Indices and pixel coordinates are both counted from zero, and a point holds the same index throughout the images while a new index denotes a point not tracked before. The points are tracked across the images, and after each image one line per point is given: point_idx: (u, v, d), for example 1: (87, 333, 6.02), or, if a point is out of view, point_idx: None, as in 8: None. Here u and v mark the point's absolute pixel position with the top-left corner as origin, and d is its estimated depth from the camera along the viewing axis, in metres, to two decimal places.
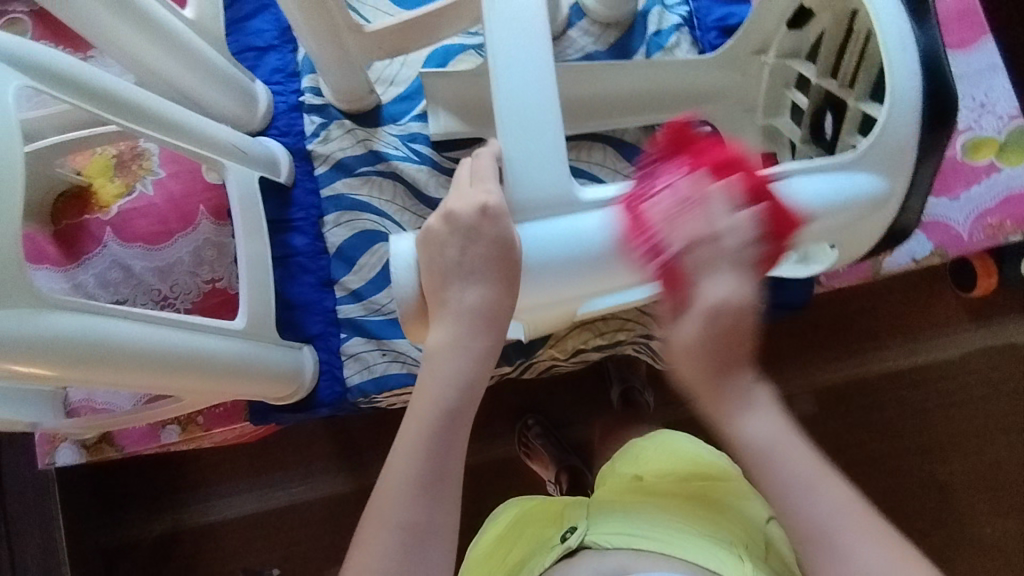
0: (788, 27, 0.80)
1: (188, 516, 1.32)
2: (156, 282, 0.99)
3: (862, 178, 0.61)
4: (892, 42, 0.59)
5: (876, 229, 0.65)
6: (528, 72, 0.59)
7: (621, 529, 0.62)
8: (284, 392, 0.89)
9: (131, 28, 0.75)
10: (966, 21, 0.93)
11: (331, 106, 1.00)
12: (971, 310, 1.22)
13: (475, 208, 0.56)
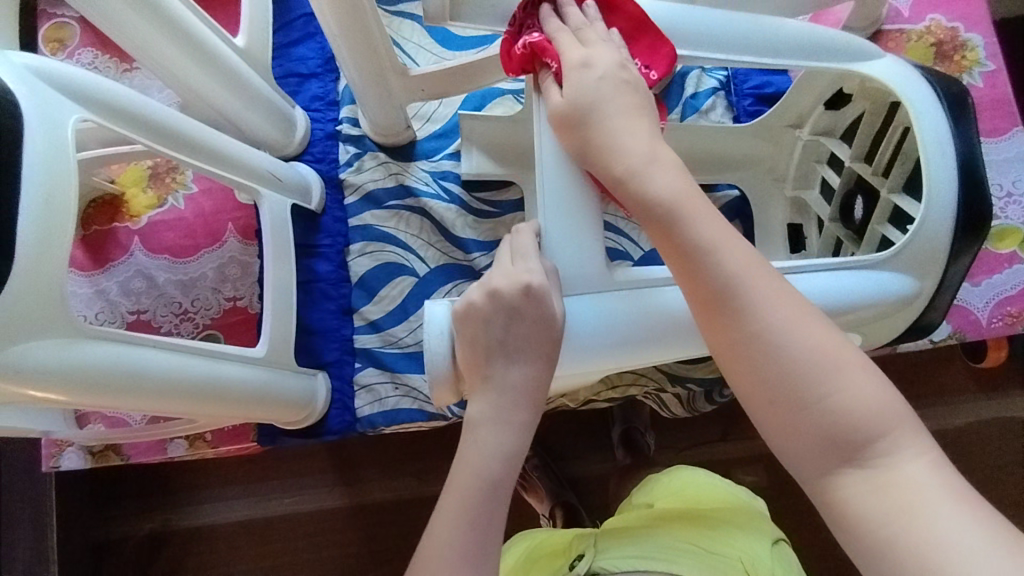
0: (824, 107, 0.82)
1: (180, 521, 1.31)
2: (178, 296, 1.00)
3: (891, 278, 0.62)
4: (932, 146, 0.60)
5: (900, 324, 0.66)
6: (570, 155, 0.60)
7: (625, 554, 0.66)
8: (294, 418, 0.89)
9: (181, 55, 0.78)
10: (999, 111, 0.94)
11: (367, 138, 1.02)
12: (980, 385, 1.23)
13: (519, 286, 0.56)
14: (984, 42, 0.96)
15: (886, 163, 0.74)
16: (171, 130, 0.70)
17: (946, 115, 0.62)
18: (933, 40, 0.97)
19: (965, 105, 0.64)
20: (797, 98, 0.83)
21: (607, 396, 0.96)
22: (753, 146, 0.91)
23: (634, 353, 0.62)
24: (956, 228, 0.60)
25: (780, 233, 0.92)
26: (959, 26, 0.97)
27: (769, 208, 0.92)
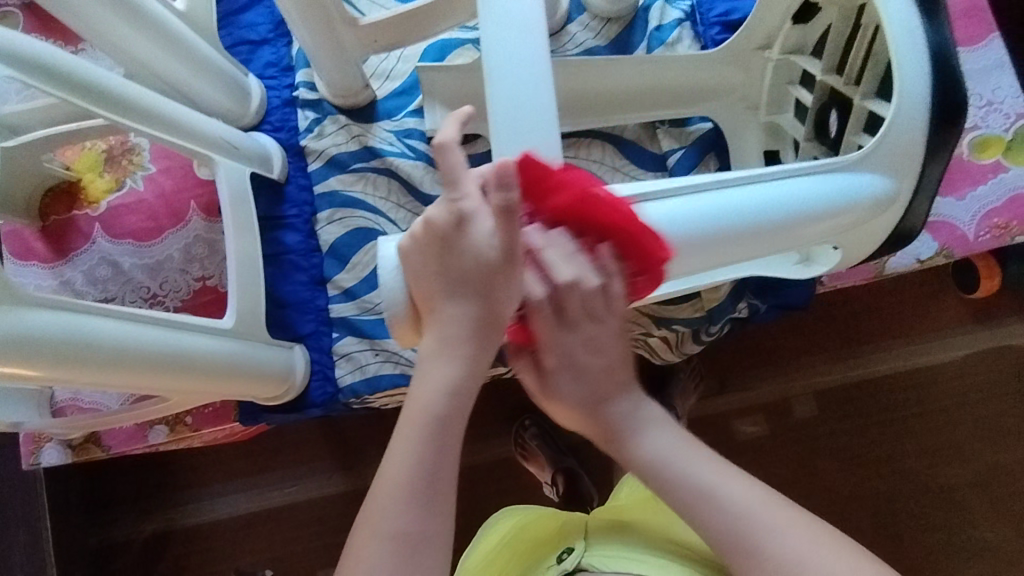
0: (793, 22, 0.79)
1: (180, 517, 1.30)
2: (146, 280, 0.97)
3: (866, 178, 0.60)
4: (899, 40, 0.57)
5: (883, 227, 0.64)
6: (522, 79, 0.58)
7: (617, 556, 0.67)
8: (274, 391, 0.87)
9: (118, 19, 0.73)
10: (973, 18, 0.91)
11: (326, 101, 0.98)
12: (975, 313, 1.20)
13: (450, 215, 0.53)
14: None
15: (857, 70, 0.71)
16: (111, 94, 0.66)
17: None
18: None
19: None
20: (763, 16, 0.79)
21: None
22: (723, 74, 0.88)
23: (635, 274, 0.58)
24: (932, 117, 0.58)
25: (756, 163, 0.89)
26: None
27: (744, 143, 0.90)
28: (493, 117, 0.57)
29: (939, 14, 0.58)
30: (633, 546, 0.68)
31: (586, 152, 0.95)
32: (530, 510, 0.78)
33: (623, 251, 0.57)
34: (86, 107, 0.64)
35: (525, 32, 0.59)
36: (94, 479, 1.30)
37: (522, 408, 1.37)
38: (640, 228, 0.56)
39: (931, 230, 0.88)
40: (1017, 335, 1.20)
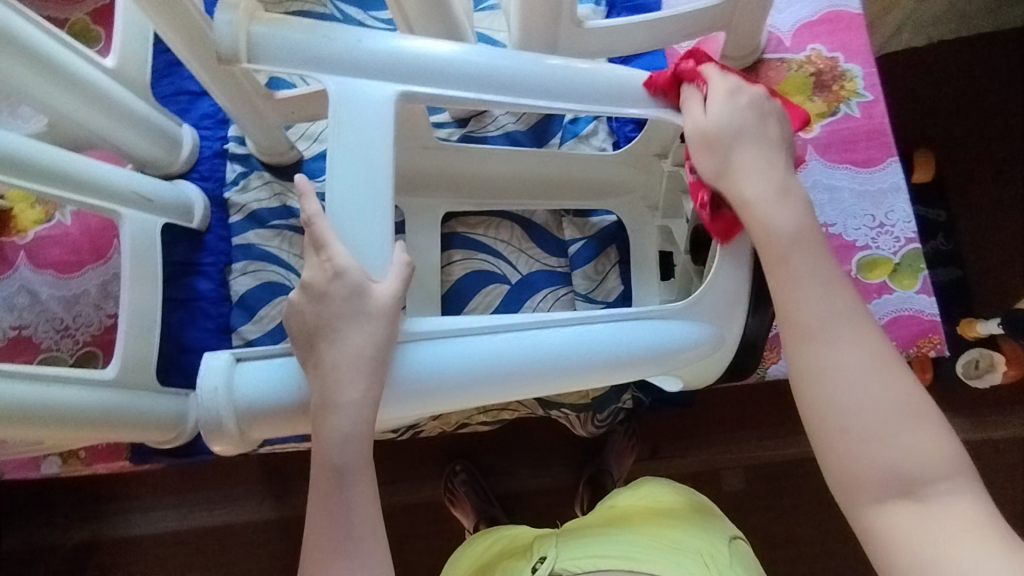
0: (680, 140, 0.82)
1: (107, 528, 1.36)
2: (61, 312, 1.00)
3: (691, 326, 0.69)
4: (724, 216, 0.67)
5: (716, 364, 0.74)
6: (363, 166, 0.61)
7: (593, 555, 0.71)
8: (162, 438, 0.90)
9: (37, 78, 0.76)
10: (874, 141, 0.95)
11: (253, 156, 1.02)
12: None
13: (325, 271, 0.59)
14: (863, 73, 0.97)
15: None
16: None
17: None
18: (813, 70, 0.98)
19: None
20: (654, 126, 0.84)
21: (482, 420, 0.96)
22: (625, 173, 0.92)
23: (468, 397, 0.64)
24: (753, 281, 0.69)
25: (653, 262, 0.92)
26: (838, 56, 0.98)
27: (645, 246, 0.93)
28: (331, 199, 0.61)
29: None
30: (611, 546, 0.72)
31: (496, 232, 0.96)
32: (497, 542, 0.85)
33: (451, 376, 0.62)
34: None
35: (369, 142, 0.62)
36: (30, 484, 1.37)
37: (454, 452, 1.39)
38: (453, 355, 0.62)
39: None
40: None
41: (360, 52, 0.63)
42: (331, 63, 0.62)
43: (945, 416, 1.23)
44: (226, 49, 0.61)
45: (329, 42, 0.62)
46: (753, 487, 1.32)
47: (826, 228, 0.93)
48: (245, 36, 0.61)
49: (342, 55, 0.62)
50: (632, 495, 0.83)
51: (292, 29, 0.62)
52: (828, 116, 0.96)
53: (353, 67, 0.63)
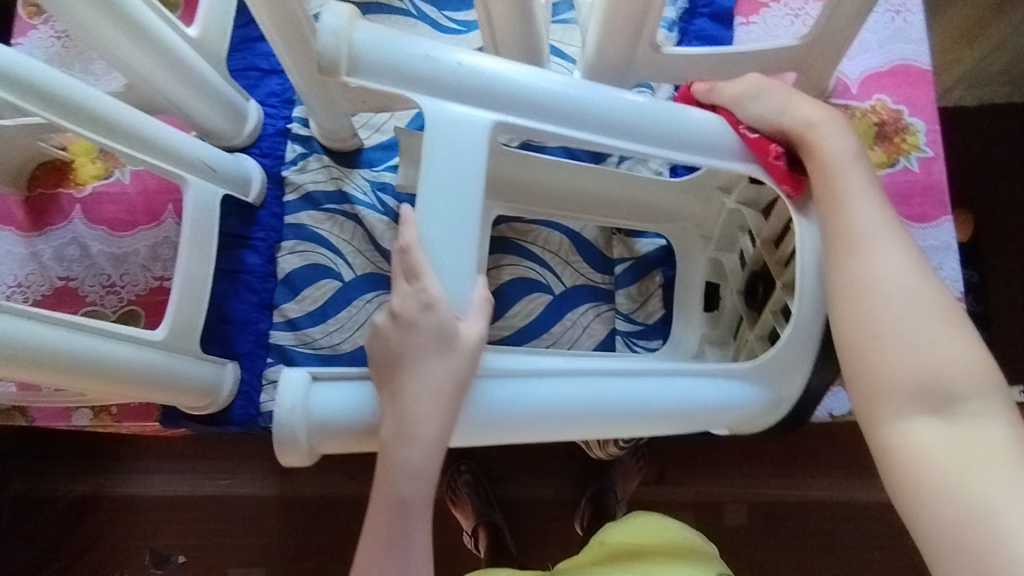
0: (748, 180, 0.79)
1: (113, 486, 1.38)
2: (108, 268, 1.02)
3: (750, 387, 0.71)
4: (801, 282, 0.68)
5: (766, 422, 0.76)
6: (455, 177, 0.64)
7: None
8: (196, 403, 0.91)
9: (123, 39, 0.78)
10: (930, 197, 0.96)
11: (315, 139, 1.03)
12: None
13: (417, 303, 0.62)
14: (926, 128, 0.98)
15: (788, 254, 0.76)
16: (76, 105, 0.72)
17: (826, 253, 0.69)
18: (876, 120, 0.98)
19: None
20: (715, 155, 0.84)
21: None
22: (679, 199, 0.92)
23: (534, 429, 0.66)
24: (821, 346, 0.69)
25: (698, 292, 0.93)
26: (903, 109, 0.98)
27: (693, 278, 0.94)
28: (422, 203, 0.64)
29: None
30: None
31: (545, 242, 0.97)
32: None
33: (518, 410, 0.65)
34: (48, 117, 0.71)
35: (463, 158, 0.64)
36: (44, 432, 1.39)
37: (461, 452, 1.39)
38: (524, 391, 0.65)
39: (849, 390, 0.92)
40: None
41: (459, 74, 0.65)
42: (428, 83, 0.64)
43: None
44: (329, 57, 0.63)
45: (431, 68, 0.64)
46: (755, 523, 1.32)
47: None
48: (348, 44, 0.63)
49: (443, 71, 0.65)
50: (624, 531, 0.85)
51: (394, 41, 0.64)
52: (887, 167, 0.97)
53: (451, 87, 0.65)
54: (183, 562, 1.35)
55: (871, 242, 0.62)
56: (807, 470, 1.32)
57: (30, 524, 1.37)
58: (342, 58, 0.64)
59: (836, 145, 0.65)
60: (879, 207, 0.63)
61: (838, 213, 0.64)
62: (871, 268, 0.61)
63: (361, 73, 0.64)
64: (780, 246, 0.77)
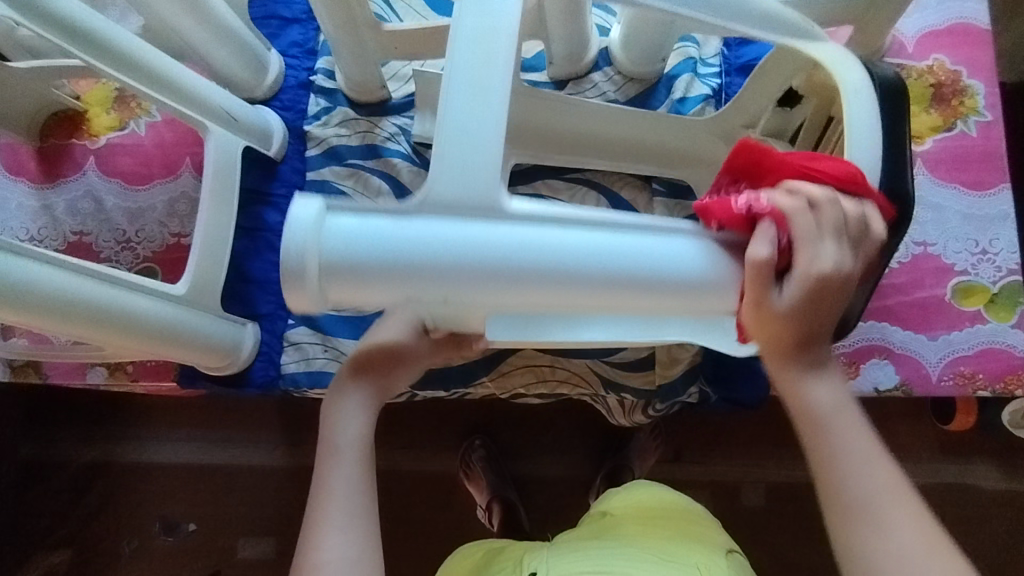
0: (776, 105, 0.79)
1: (121, 452, 1.35)
2: (124, 223, 0.98)
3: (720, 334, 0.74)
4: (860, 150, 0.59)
5: None
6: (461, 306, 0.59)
7: (572, 567, 0.69)
8: (215, 364, 0.87)
9: None
10: (986, 163, 0.91)
11: (340, 92, 0.99)
12: (943, 447, 1.27)
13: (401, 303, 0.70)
14: (985, 91, 0.92)
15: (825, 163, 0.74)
16: (102, 42, 0.68)
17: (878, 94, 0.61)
18: (933, 81, 0.93)
19: (902, 94, 0.63)
20: (752, 98, 0.80)
21: (537, 391, 0.93)
22: (721, 152, 0.87)
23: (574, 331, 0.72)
24: None
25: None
26: (962, 70, 0.93)
27: None
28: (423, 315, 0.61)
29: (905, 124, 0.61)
30: (592, 556, 0.70)
31: (580, 202, 0.93)
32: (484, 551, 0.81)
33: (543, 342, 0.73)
34: (74, 52, 0.67)
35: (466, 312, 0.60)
36: (50, 395, 1.36)
37: (475, 426, 1.37)
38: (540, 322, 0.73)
39: (896, 362, 0.87)
40: (972, 476, 1.26)
41: (434, 266, 0.52)
42: (410, 291, 0.53)
43: (986, 463, 1.26)
44: (292, 270, 0.51)
45: (409, 277, 0.52)
46: (774, 504, 1.29)
47: (925, 247, 0.89)
48: (315, 253, 0.51)
49: (417, 269, 0.51)
50: (625, 499, 0.84)
51: (356, 246, 0.51)
52: (943, 131, 0.92)
53: (439, 288, 0.52)
54: (193, 529, 1.33)
55: (873, 512, 0.56)
56: None
57: (35, 489, 1.35)
58: (309, 270, 0.52)
59: (820, 398, 0.59)
60: (868, 453, 0.58)
61: (824, 461, 0.58)
62: (881, 547, 0.55)
63: (336, 294, 0.53)
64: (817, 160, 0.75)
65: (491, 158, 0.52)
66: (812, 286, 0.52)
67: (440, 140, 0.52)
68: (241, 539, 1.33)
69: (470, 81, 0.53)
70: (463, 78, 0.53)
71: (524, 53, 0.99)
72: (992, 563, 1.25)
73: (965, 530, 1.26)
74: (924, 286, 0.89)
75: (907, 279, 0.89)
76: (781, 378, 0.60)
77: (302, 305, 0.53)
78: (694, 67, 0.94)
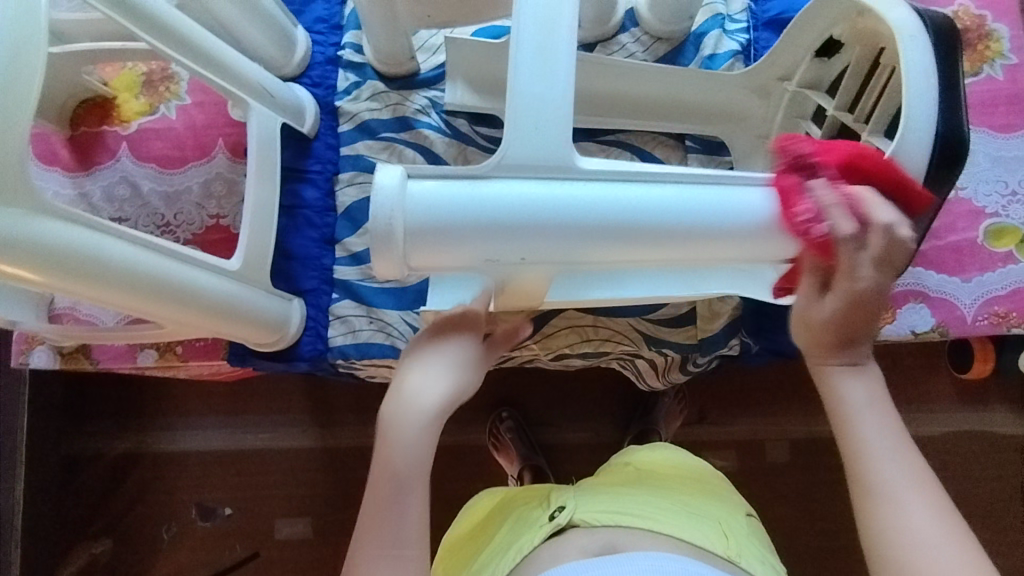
0: (814, 57, 0.79)
1: (155, 441, 1.37)
2: (161, 207, 0.99)
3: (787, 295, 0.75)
4: (913, 93, 0.61)
5: None
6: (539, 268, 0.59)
7: (608, 509, 0.72)
8: (265, 340, 0.89)
9: None
10: (1014, 107, 0.92)
11: (369, 66, 0.99)
12: (965, 395, 1.30)
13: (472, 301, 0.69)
14: (1010, 35, 0.93)
15: (869, 108, 0.75)
16: (160, 23, 0.68)
17: (930, 38, 0.62)
18: (958, 27, 0.93)
19: (954, 39, 0.64)
20: (788, 49, 0.81)
21: (580, 351, 0.95)
22: (753, 105, 0.89)
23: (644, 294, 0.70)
24: None
25: None
26: (987, 14, 0.93)
27: (756, 153, 0.91)
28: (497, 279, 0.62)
29: (952, 67, 0.63)
30: (628, 503, 0.73)
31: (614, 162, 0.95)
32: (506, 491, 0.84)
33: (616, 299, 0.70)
34: (134, 31, 0.67)
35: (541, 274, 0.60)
36: (83, 388, 1.37)
37: (505, 398, 1.39)
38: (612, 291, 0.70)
39: (932, 305, 0.90)
40: (995, 423, 1.29)
41: (514, 223, 0.54)
42: (489, 252, 0.55)
43: (1007, 408, 1.30)
44: (382, 237, 0.53)
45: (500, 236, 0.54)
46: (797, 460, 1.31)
47: (956, 192, 0.91)
48: (402, 219, 0.53)
49: (501, 229, 0.54)
50: (649, 452, 0.86)
51: (441, 212, 0.53)
52: (970, 76, 0.93)
53: (520, 245, 0.55)
54: (229, 513, 1.35)
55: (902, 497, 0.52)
56: None
57: (72, 481, 1.37)
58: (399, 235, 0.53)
59: (854, 388, 0.57)
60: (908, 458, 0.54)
61: (854, 460, 0.55)
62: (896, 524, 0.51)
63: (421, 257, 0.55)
64: (858, 108, 0.76)
65: (563, 119, 0.55)
66: (850, 303, 0.54)
67: (509, 107, 0.55)
68: (279, 519, 1.35)
69: (539, 50, 0.55)
70: (530, 42, 0.55)
71: None
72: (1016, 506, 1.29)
73: (987, 475, 1.29)
74: (956, 230, 0.91)
75: (940, 224, 0.91)
76: (815, 369, 0.59)
77: (388, 271, 0.55)
78: (722, 24, 0.96)
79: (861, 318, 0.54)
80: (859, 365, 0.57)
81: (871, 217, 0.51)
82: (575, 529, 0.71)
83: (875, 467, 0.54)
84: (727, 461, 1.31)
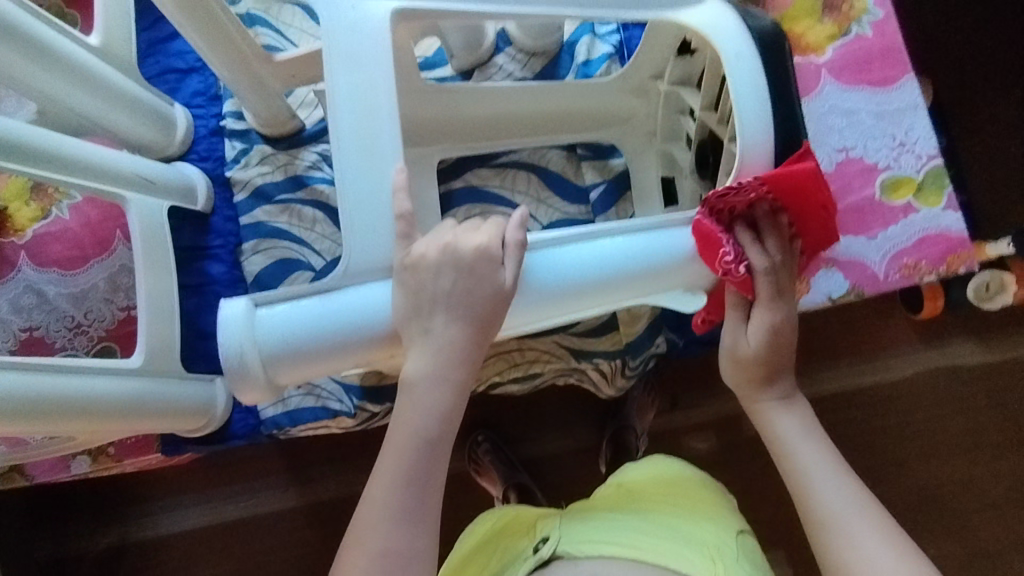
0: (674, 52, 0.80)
1: (137, 530, 1.32)
2: (70, 309, 0.97)
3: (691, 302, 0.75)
4: (744, 97, 0.63)
5: None
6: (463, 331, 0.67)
7: (591, 540, 0.70)
8: (192, 426, 0.88)
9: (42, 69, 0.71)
10: (889, 60, 0.93)
11: (252, 131, 0.98)
12: (923, 335, 1.30)
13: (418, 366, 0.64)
14: None
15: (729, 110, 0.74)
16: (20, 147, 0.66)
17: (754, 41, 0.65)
18: None
19: (781, 42, 0.67)
20: (646, 47, 0.81)
21: (511, 375, 0.95)
22: (631, 103, 0.89)
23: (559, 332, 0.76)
24: None
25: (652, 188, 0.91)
26: None
27: (644, 147, 0.92)
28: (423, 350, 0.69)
29: (781, 65, 0.66)
30: (614, 531, 0.70)
31: (512, 182, 0.95)
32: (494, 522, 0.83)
33: None
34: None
35: None
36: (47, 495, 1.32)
37: (477, 423, 1.37)
38: None
39: (843, 269, 0.90)
40: (956, 356, 1.29)
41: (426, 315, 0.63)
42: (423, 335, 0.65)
43: (965, 339, 1.30)
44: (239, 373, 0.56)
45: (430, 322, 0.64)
46: None
47: (846, 154, 0.92)
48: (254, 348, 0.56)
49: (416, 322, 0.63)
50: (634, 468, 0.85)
51: (292, 332, 0.56)
52: (840, 38, 0.94)
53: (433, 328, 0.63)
54: None
55: (843, 515, 0.61)
56: (822, 363, 1.30)
57: None
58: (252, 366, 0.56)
59: (786, 423, 0.67)
60: (838, 473, 0.64)
61: (795, 479, 0.65)
62: (844, 542, 0.60)
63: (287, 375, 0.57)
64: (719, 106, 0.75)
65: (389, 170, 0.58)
66: (773, 341, 0.65)
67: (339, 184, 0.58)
68: None
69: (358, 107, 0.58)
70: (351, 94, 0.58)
71: (423, 51, 0.98)
72: (992, 435, 1.29)
73: (960, 411, 1.29)
74: (853, 190, 0.92)
75: (837, 186, 0.92)
76: (755, 406, 0.69)
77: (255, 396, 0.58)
78: (592, 29, 0.96)
79: (781, 355, 0.67)
80: (784, 399, 0.68)
81: (770, 254, 0.64)
82: (559, 562, 0.69)
83: (817, 497, 0.63)
84: (707, 442, 1.27)
